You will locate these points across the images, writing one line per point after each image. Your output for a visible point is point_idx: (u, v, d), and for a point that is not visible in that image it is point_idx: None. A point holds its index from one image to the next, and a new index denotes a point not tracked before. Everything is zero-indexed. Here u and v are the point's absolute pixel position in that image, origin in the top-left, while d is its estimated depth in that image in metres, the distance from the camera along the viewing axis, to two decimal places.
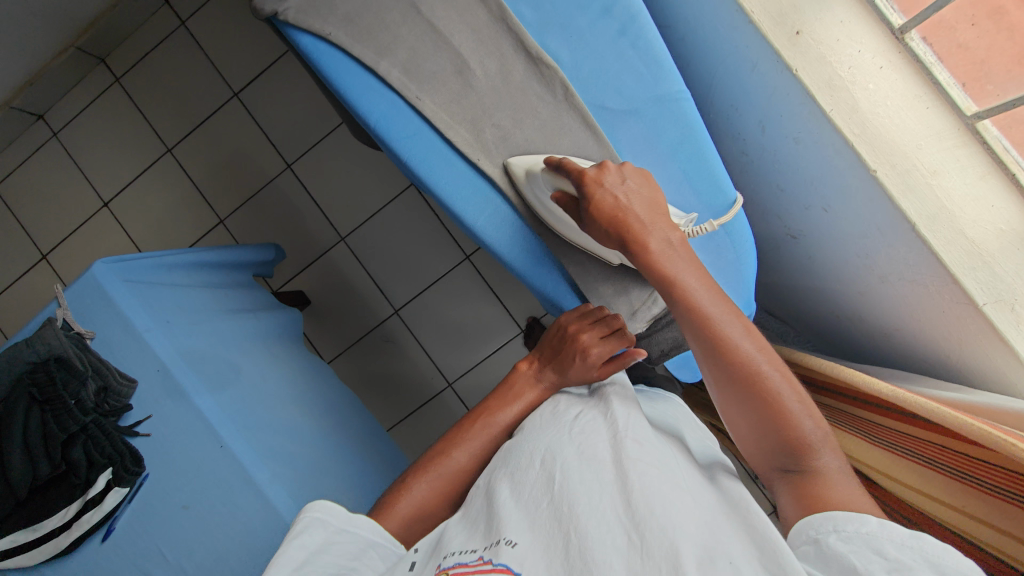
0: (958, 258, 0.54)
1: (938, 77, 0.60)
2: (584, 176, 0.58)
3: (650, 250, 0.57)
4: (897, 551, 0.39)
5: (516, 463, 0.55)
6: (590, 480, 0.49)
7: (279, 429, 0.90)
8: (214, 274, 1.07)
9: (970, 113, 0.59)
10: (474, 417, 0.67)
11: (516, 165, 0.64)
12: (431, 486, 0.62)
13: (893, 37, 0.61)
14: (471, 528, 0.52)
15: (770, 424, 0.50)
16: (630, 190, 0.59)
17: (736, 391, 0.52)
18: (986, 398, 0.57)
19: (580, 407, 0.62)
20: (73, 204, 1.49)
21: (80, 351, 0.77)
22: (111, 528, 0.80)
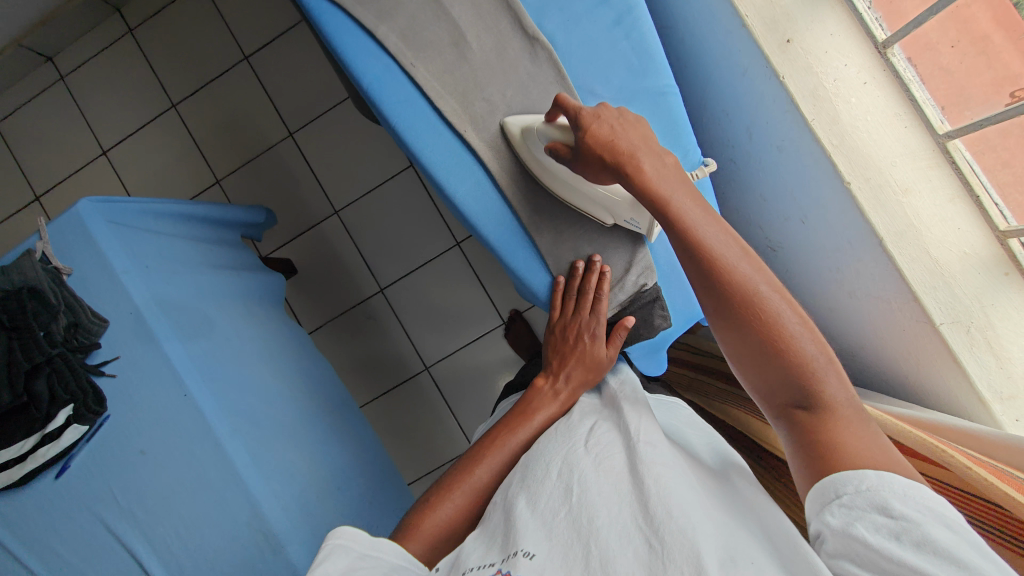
0: (921, 276, 0.55)
1: (915, 95, 0.60)
2: (578, 110, 0.59)
3: (644, 171, 0.58)
4: (901, 506, 0.41)
5: (532, 473, 0.55)
6: (609, 492, 0.49)
7: (247, 386, 0.90)
8: (204, 230, 1.08)
9: (942, 132, 0.59)
10: (498, 433, 0.65)
11: (511, 126, 0.65)
12: (460, 502, 0.59)
13: (875, 51, 0.61)
14: (489, 541, 0.51)
15: (777, 361, 0.52)
16: (621, 120, 0.60)
17: (743, 329, 0.54)
18: (936, 416, 0.57)
19: (594, 417, 0.62)
20: (72, 149, 1.49)
21: (55, 286, 0.77)
22: (66, 465, 0.79)
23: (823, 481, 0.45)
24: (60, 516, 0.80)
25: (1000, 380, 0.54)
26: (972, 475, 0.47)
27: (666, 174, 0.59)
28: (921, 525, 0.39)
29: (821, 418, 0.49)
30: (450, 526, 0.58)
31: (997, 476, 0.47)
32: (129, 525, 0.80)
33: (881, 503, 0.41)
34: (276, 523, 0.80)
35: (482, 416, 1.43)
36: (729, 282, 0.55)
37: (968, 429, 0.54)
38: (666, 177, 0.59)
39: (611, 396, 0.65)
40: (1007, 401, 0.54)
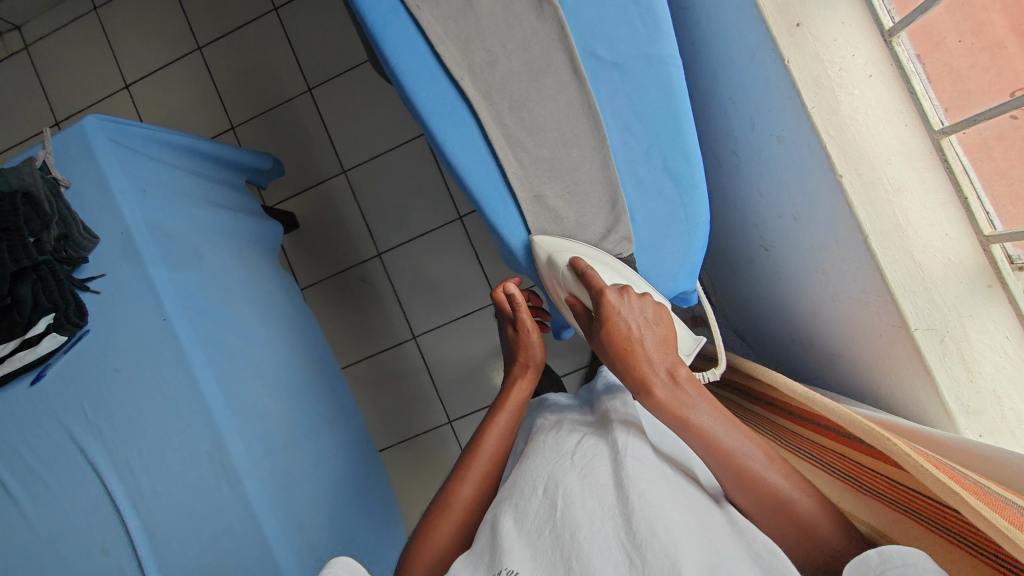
0: (902, 279, 0.54)
1: (915, 88, 0.56)
2: (603, 299, 0.58)
3: (658, 392, 0.55)
4: None
5: (519, 491, 0.53)
6: (593, 506, 0.48)
7: (226, 320, 0.91)
8: (207, 166, 1.10)
9: (938, 127, 0.55)
10: (472, 447, 0.65)
11: (540, 246, 0.64)
12: (450, 530, 0.58)
13: (881, 40, 0.57)
14: (475, 563, 0.49)
15: (805, 539, 0.50)
16: (647, 323, 0.59)
17: (768, 515, 0.51)
18: (899, 419, 0.56)
19: (582, 432, 0.59)
20: (96, 79, 1.52)
21: (51, 196, 0.79)
22: (42, 373, 0.81)
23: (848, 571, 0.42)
24: (30, 422, 0.81)
25: (969, 393, 0.53)
26: (910, 461, 0.43)
27: (682, 391, 0.55)
28: None
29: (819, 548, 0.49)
30: (443, 556, 0.56)
31: (935, 465, 0.43)
32: (93, 441, 0.80)
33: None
34: (236, 456, 0.80)
35: (463, 393, 1.43)
36: (755, 475, 0.51)
37: (926, 433, 0.52)
38: (682, 397, 0.55)
39: (604, 412, 0.63)
40: (973, 415, 0.53)
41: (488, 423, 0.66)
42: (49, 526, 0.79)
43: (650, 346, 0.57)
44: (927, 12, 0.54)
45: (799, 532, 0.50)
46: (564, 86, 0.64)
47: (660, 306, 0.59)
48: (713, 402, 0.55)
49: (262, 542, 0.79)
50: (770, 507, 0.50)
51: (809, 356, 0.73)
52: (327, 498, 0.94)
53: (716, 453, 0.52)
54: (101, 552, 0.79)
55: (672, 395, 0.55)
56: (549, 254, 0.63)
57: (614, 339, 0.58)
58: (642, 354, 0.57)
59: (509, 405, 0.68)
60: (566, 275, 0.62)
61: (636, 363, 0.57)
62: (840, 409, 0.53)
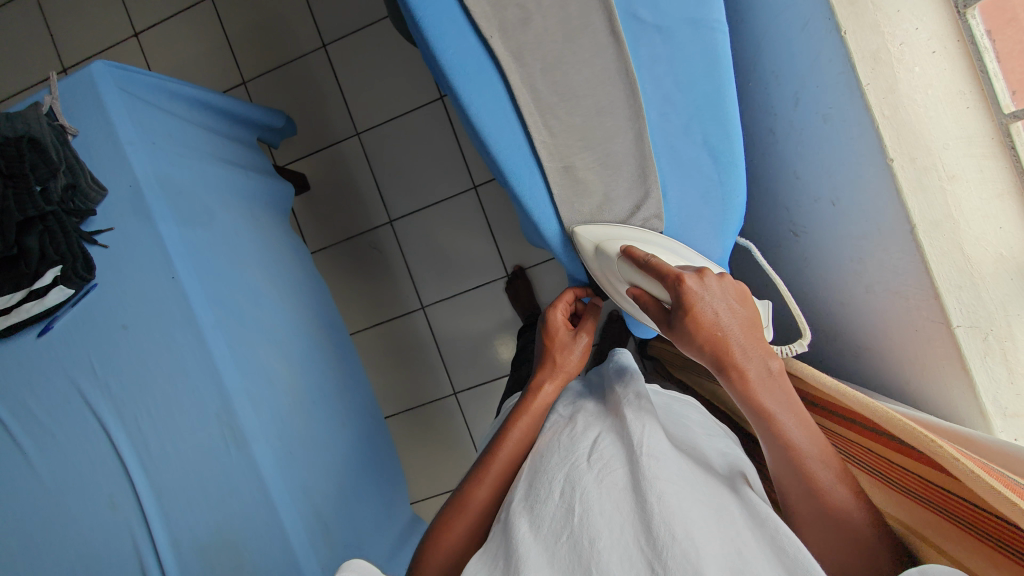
0: (948, 273, 0.51)
1: (986, 66, 0.51)
2: (681, 286, 0.51)
3: (748, 378, 0.51)
4: None
5: (535, 492, 0.52)
6: (613, 512, 0.46)
7: (235, 280, 0.89)
8: (218, 121, 1.06)
9: (1007, 112, 0.51)
10: (489, 448, 0.64)
11: (584, 235, 0.62)
12: (464, 529, 0.58)
13: (952, 13, 0.52)
14: (491, 565, 0.49)
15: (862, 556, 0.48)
16: (733, 309, 0.51)
17: (822, 527, 0.49)
18: (932, 417, 0.54)
19: (598, 429, 0.58)
20: (105, 26, 1.47)
21: (58, 144, 0.76)
22: (48, 327, 0.80)
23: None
24: (36, 374, 0.80)
25: (1007, 395, 0.51)
26: (958, 466, 0.42)
27: (772, 381, 0.51)
28: None
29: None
30: (456, 553, 0.57)
31: (986, 472, 0.42)
32: (100, 396, 0.80)
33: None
34: (244, 419, 0.79)
35: (469, 366, 1.43)
36: (821, 485, 0.49)
37: (965, 434, 0.51)
38: (773, 386, 0.51)
39: (616, 403, 0.61)
40: (1010, 418, 0.51)
41: (509, 424, 0.65)
42: (56, 477, 0.80)
43: (739, 332, 0.51)
44: None
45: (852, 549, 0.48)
46: (601, 49, 0.60)
47: (746, 290, 0.53)
48: (798, 405, 0.52)
49: (268, 505, 0.79)
50: (830, 520, 0.49)
51: (831, 347, 0.71)
52: (333, 464, 0.94)
53: (793, 464, 0.50)
54: (108, 506, 0.79)
55: (763, 386, 0.51)
56: (596, 244, 0.61)
57: (699, 333, 0.51)
58: (734, 342, 0.50)
59: (532, 408, 0.65)
60: (624, 264, 0.58)
61: (727, 355, 0.51)
62: (875, 406, 0.51)
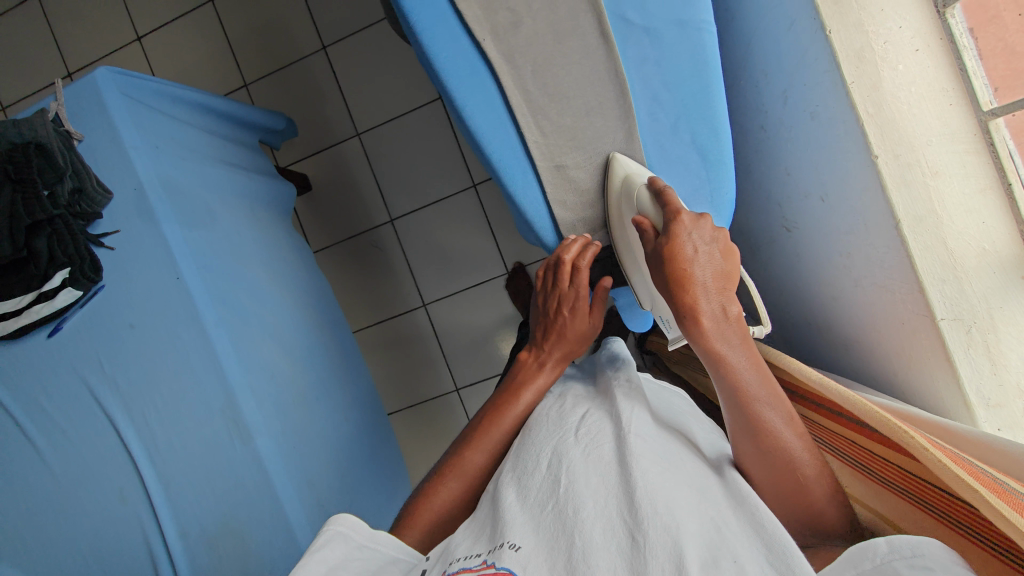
0: (931, 266, 0.52)
1: (966, 64, 0.52)
2: (679, 217, 0.55)
3: (701, 324, 0.52)
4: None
5: (522, 465, 0.54)
6: (598, 483, 0.48)
7: (238, 281, 0.91)
8: (220, 124, 1.08)
9: (986, 108, 0.52)
10: (489, 416, 0.66)
11: (618, 166, 0.63)
12: (456, 491, 0.61)
13: (934, 11, 0.53)
14: (478, 532, 0.50)
15: (806, 511, 0.49)
16: (713, 252, 0.54)
17: (772, 478, 0.49)
18: (918, 410, 0.55)
19: (586, 406, 0.60)
20: (108, 30, 1.49)
21: (65, 150, 0.78)
22: (58, 327, 0.82)
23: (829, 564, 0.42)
24: (47, 373, 0.82)
25: (991, 386, 0.52)
26: (927, 456, 0.43)
27: (727, 329, 0.52)
28: None
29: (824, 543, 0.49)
30: (445, 512, 0.60)
31: (954, 463, 0.43)
32: (110, 394, 0.82)
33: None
34: (248, 414, 0.81)
35: (470, 362, 1.44)
36: (771, 431, 0.49)
37: (946, 425, 0.52)
38: (726, 333, 0.52)
39: (606, 384, 0.64)
40: (993, 409, 0.52)
41: (508, 396, 0.67)
42: (68, 471, 0.82)
43: (709, 272, 0.53)
44: None
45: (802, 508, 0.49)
46: (590, 51, 0.61)
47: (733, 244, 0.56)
48: (754, 355, 0.52)
49: (273, 498, 0.81)
50: (787, 487, 0.48)
51: (823, 340, 0.72)
52: (336, 458, 0.96)
53: (742, 406, 0.50)
54: (119, 499, 0.81)
55: (718, 332, 0.52)
56: (626, 176, 0.62)
57: (676, 259, 0.54)
58: (701, 279, 0.53)
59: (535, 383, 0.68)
60: (641, 195, 0.59)
61: (691, 288, 0.53)
62: (852, 396, 0.51)
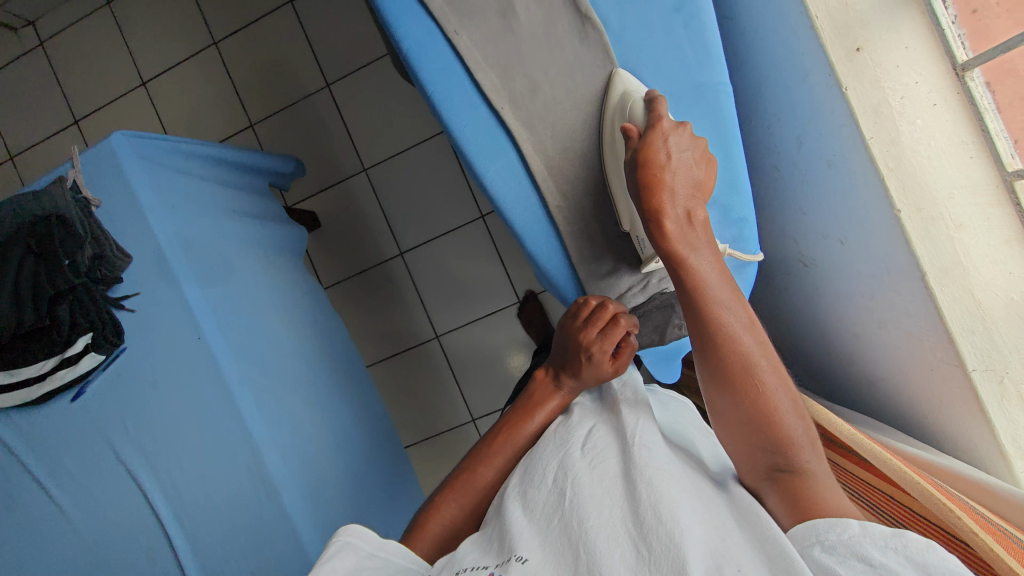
0: (960, 318, 0.53)
1: (988, 125, 0.53)
2: (660, 122, 0.55)
3: (667, 230, 0.55)
4: (881, 556, 0.39)
5: (529, 478, 0.54)
6: (602, 494, 0.47)
7: (257, 332, 0.91)
8: (232, 173, 1.09)
9: (1011, 169, 0.52)
10: (502, 433, 0.65)
11: (618, 80, 0.61)
12: (465, 504, 0.61)
13: (951, 74, 0.54)
14: (484, 546, 0.50)
15: (766, 422, 0.51)
16: (686, 158, 0.56)
17: (729, 384, 0.53)
18: (949, 462, 0.57)
19: (593, 420, 0.59)
20: (113, 76, 1.50)
21: (83, 216, 0.78)
22: (82, 391, 0.82)
23: (804, 525, 0.44)
24: (72, 435, 0.83)
25: None
26: (979, 542, 0.46)
27: (691, 233, 0.56)
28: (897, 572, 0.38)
29: (800, 481, 0.48)
30: (453, 525, 0.60)
31: (1000, 543, 0.46)
32: (134, 454, 0.82)
33: (862, 554, 0.39)
34: (274, 471, 0.81)
35: (485, 391, 1.44)
36: (729, 333, 0.53)
37: (980, 481, 0.54)
38: (690, 238, 0.56)
39: (606, 393, 0.63)
40: None
41: (520, 414, 0.66)
42: (98, 532, 0.83)
43: (678, 179, 0.55)
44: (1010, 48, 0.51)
45: (771, 443, 0.50)
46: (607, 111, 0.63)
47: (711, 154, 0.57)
48: (718, 262, 0.56)
49: (302, 555, 0.81)
50: (749, 409, 0.52)
51: (847, 376, 0.72)
52: (361, 506, 0.96)
53: (702, 312, 0.54)
54: (148, 558, 0.82)
55: (683, 236, 0.55)
56: (624, 91, 0.60)
57: (652, 162, 0.55)
58: (671, 184, 0.55)
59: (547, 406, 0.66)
60: (636, 104, 0.58)
61: (662, 191, 0.55)
62: (891, 462, 0.54)
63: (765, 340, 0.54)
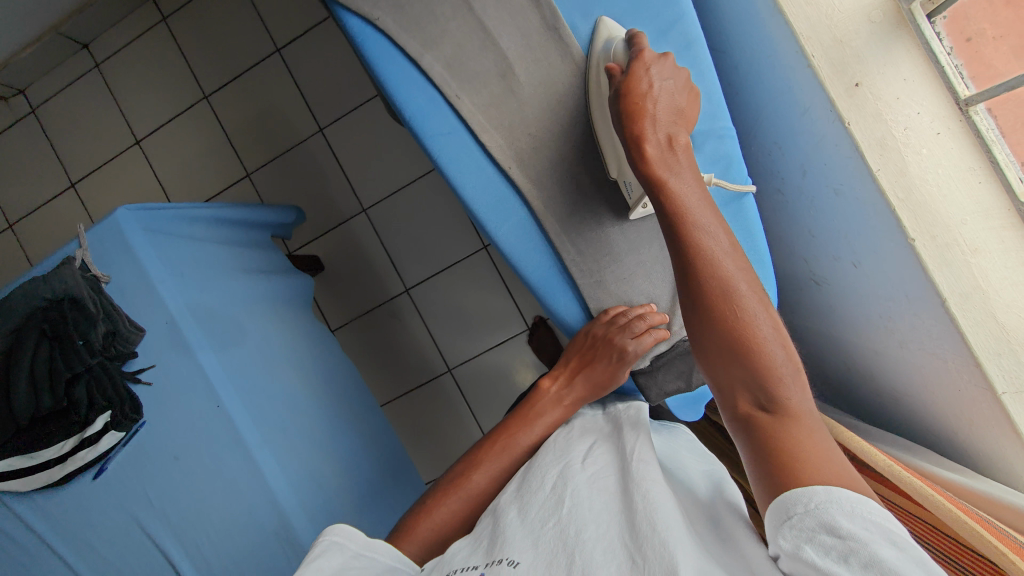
0: (985, 342, 0.55)
1: (998, 156, 0.56)
2: (643, 55, 0.61)
3: (647, 156, 0.60)
4: (847, 524, 0.41)
5: (527, 485, 0.55)
6: (599, 508, 0.48)
7: (274, 394, 0.91)
8: (235, 231, 1.09)
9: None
10: (498, 439, 0.68)
11: (604, 27, 0.67)
12: (455, 510, 0.62)
13: (957, 110, 0.58)
14: (476, 545, 0.51)
15: (751, 354, 0.53)
16: (669, 89, 0.61)
17: (712, 311, 0.55)
18: (990, 489, 0.58)
19: (593, 437, 0.62)
20: (107, 136, 1.51)
21: (94, 294, 0.77)
22: (104, 467, 0.81)
23: (779, 495, 0.46)
24: (96, 515, 0.82)
25: None
26: None
27: (671, 159, 0.60)
28: (864, 542, 0.39)
29: (781, 421, 0.51)
30: (444, 530, 0.61)
31: None
32: (162, 529, 0.82)
33: (829, 523, 0.41)
34: (302, 535, 0.81)
35: None
36: (710, 256, 0.57)
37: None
38: (670, 162, 0.60)
39: (616, 418, 0.65)
40: None
41: (519, 421, 0.69)
42: None
43: (662, 107, 0.60)
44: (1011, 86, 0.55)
45: (757, 381, 0.53)
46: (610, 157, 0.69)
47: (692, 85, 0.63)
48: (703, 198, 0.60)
49: None
50: (733, 339, 0.54)
51: (871, 391, 0.74)
52: None
53: (681, 238, 0.58)
54: None
55: (664, 162, 0.60)
56: (608, 37, 0.66)
57: (634, 91, 0.60)
58: (653, 112, 0.60)
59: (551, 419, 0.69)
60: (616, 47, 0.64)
61: (647, 118, 0.60)
62: (934, 497, 0.54)
63: (747, 267, 0.57)
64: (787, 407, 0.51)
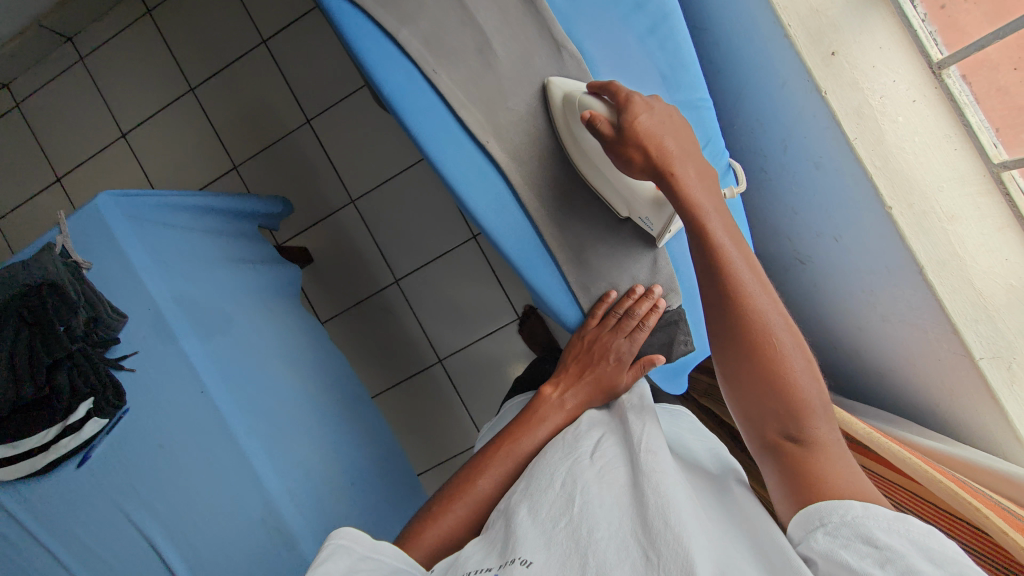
0: (962, 308, 0.58)
1: (970, 119, 0.61)
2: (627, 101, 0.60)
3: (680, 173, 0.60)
4: (884, 536, 0.41)
5: (535, 484, 0.54)
6: (611, 505, 0.48)
7: (260, 381, 0.90)
8: (221, 221, 1.09)
9: (998, 160, 0.60)
10: (502, 444, 0.67)
11: (554, 87, 0.66)
12: (461, 515, 0.62)
13: (930, 72, 0.62)
14: (489, 547, 0.50)
15: (779, 382, 0.53)
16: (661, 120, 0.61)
17: (737, 336, 0.56)
18: (970, 455, 0.59)
19: (600, 429, 0.61)
20: (92, 131, 1.50)
21: (75, 281, 0.77)
22: (88, 455, 0.80)
23: (809, 509, 0.46)
24: (82, 506, 0.81)
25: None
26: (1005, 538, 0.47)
27: (693, 180, 0.60)
28: (902, 554, 0.39)
29: (808, 451, 0.50)
30: (452, 535, 0.61)
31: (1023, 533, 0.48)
32: (149, 518, 0.81)
33: (865, 533, 0.42)
34: (293, 522, 0.81)
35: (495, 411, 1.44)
36: (734, 277, 0.57)
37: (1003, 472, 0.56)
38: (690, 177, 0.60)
39: (620, 407, 0.64)
40: None
41: (521, 425, 0.69)
42: None
43: (668, 131, 0.60)
44: (984, 46, 0.58)
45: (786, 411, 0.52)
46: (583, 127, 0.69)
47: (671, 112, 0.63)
48: (708, 189, 0.60)
49: None
50: (761, 367, 0.54)
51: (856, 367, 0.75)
52: None
53: (706, 257, 0.59)
54: None
55: (685, 179, 0.60)
56: (564, 93, 0.65)
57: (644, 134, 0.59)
58: (666, 145, 0.59)
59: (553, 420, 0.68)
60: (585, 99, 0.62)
61: (659, 149, 0.59)
62: (914, 462, 0.54)
63: (773, 292, 0.58)
64: (815, 437, 0.51)
